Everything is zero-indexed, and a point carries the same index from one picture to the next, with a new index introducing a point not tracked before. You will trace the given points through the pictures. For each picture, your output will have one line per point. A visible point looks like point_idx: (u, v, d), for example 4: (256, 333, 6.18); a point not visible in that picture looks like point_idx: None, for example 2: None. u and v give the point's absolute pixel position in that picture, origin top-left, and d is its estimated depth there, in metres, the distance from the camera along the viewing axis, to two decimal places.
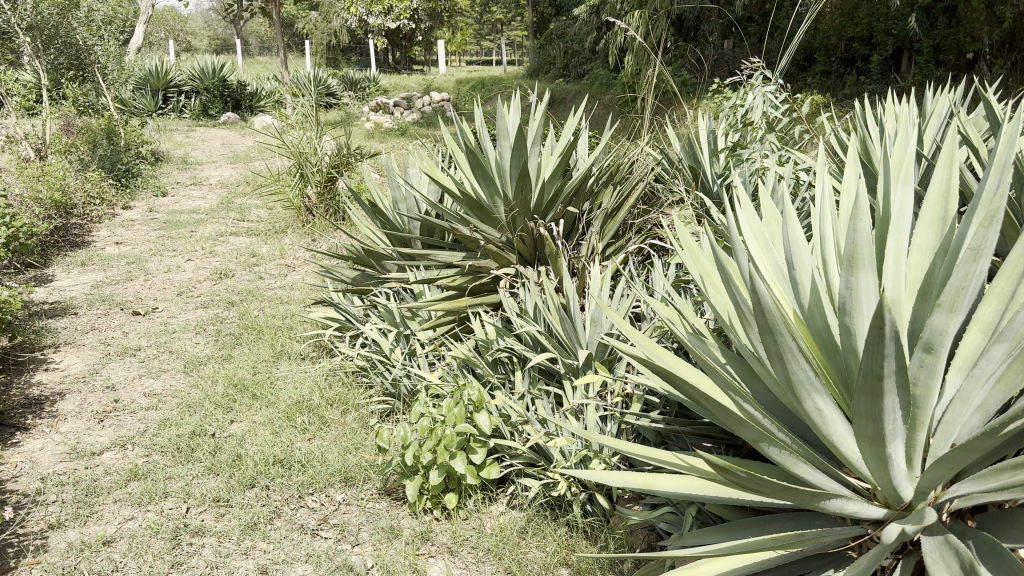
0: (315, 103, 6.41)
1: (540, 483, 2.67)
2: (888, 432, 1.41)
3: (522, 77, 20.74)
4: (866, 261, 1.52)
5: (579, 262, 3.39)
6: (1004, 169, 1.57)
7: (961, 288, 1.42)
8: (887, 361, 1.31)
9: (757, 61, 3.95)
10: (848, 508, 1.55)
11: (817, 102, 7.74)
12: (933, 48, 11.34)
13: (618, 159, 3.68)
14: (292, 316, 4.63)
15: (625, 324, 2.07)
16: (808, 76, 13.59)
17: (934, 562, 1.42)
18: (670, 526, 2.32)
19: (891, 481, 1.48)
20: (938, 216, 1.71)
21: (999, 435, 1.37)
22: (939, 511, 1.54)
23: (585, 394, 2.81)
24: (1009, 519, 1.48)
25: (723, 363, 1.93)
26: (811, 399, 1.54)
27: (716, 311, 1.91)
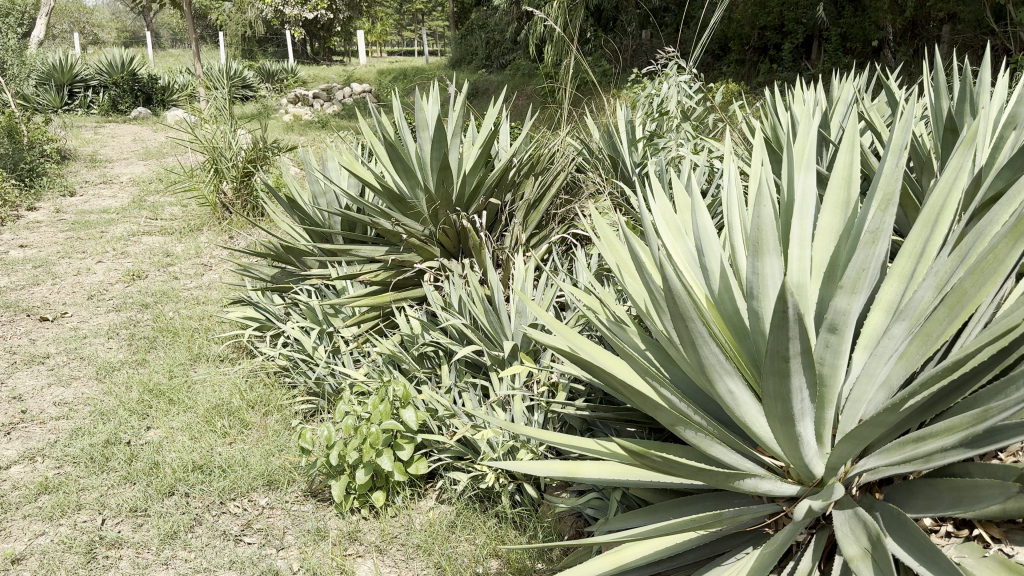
0: (228, 96, 6.25)
1: (468, 476, 2.65)
2: (796, 411, 1.45)
3: (443, 67, 20.66)
4: (770, 246, 1.56)
5: (503, 254, 3.39)
6: (900, 152, 1.63)
7: (862, 270, 1.46)
8: (792, 342, 1.34)
9: (672, 51, 4.00)
10: (762, 487, 1.57)
11: (730, 91, 7.94)
12: (841, 36, 11.77)
13: (539, 150, 3.67)
14: (210, 317, 4.50)
15: (546, 315, 2.08)
16: (724, 65, 13.93)
17: (844, 536, 1.47)
18: (597, 512, 2.35)
19: (802, 458, 1.52)
20: (841, 200, 1.77)
21: (902, 409, 1.42)
22: (848, 486, 1.59)
23: (511, 385, 2.79)
24: (914, 490, 1.53)
25: (642, 349, 1.95)
26: (722, 382, 1.57)
27: (633, 299, 1.93)
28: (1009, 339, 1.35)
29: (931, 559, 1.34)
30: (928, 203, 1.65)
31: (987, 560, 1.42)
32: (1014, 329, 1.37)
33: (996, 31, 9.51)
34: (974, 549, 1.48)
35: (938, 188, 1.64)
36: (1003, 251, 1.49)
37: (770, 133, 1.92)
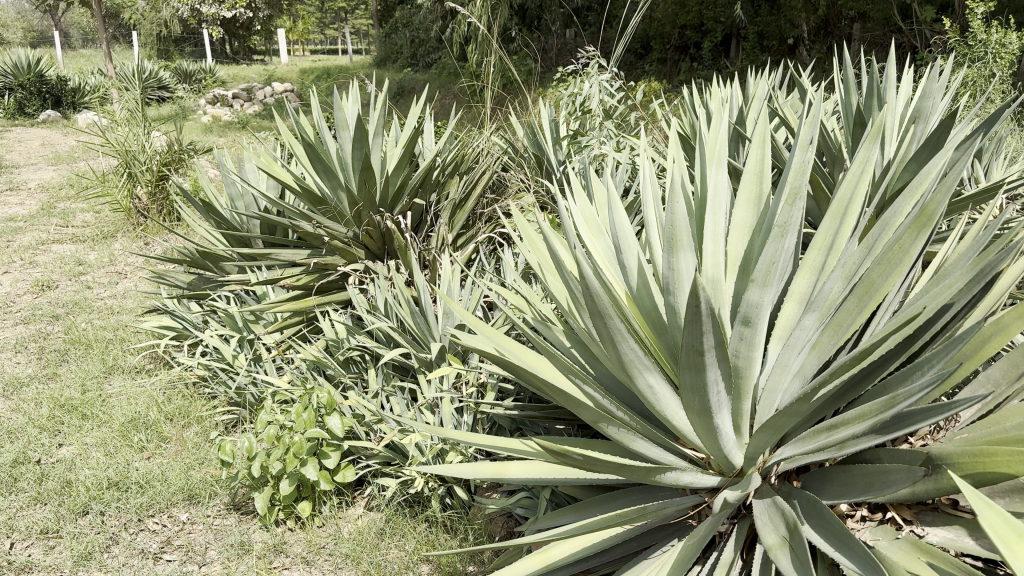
0: (141, 98, 6.03)
1: (397, 481, 2.58)
2: (713, 404, 1.46)
3: (367, 66, 20.44)
4: (685, 242, 1.58)
5: (429, 254, 3.33)
6: (808, 145, 1.66)
7: (773, 262, 1.47)
8: (706, 336, 1.35)
9: (592, 49, 3.98)
10: (683, 479, 1.58)
11: (650, 89, 8.07)
12: (758, 35, 12.13)
13: (464, 149, 3.63)
14: (125, 327, 4.34)
15: (469, 315, 2.05)
16: (646, 63, 14.16)
17: (763, 526, 1.48)
18: (527, 511, 2.32)
19: (721, 449, 1.54)
20: (753, 195, 1.80)
21: (815, 399, 1.44)
22: (767, 475, 1.61)
23: (440, 387, 2.70)
24: (829, 476, 1.56)
25: (566, 347, 1.95)
26: (642, 378, 1.57)
27: (554, 297, 1.93)
28: (914, 325, 1.38)
29: (845, 544, 1.35)
30: (836, 196, 1.69)
31: (900, 542, 1.45)
32: (918, 316, 1.40)
33: (903, 29, 10.04)
34: (888, 532, 1.52)
35: (846, 180, 1.68)
36: (907, 240, 1.53)
37: (683, 131, 1.94)
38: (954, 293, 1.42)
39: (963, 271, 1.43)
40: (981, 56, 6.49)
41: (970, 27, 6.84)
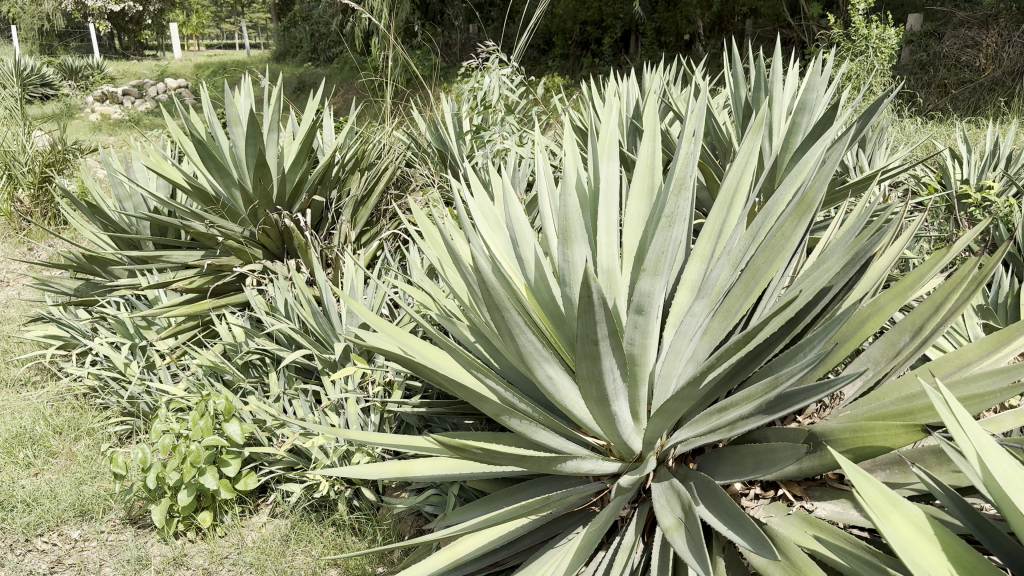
0: (20, 96, 5.71)
1: (301, 486, 2.50)
2: (610, 391, 1.48)
3: (266, 62, 19.94)
4: (579, 233, 1.58)
5: (331, 252, 3.23)
6: (695, 137, 1.70)
7: (662, 252, 1.50)
8: (599, 325, 1.36)
9: (492, 44, 3.93)
10: (584, 467, 1.58)
11: (550, 84, 8.17)
12: (655, 31, 12.51)
13: (364, 145, 3.57)
14: (8, 337, 4.10)
15: (366, 312, 1.99)
16: (549, 59, 14.34)
17: (660, 509, 1.49)
18: (436, 508, 2.27)
19: (620, 435, 1.56)
20: (646, 186, 1.83)
21: (707, 382, 1.47)
22: (665, 459, 1.64)
23: (345, 387, 2.57)
24: (722, 457, 1.59)
25: (470, 341, 1.93)
26: (542, 369, 1.55)
27: (454, 292, 1.91)
28: (795, 308, 1.43)
29: (736, 521, 1.36)
30: (723, 186, 1.76)
31: (791, 517, 1.50)
32: (799, 300, 1.45)
33: (792, 25, 10.54)
34: (780, 508, 1.56)
35: (731, 172, 1.74)
36: (787, 228, 1.59)
37: (576, 124, 1.95)
38: (831, 277, 1.48)
39: (839, 256, 1.50)
40: (861, 51, 6.88)
41: (851, 24, 7.17)
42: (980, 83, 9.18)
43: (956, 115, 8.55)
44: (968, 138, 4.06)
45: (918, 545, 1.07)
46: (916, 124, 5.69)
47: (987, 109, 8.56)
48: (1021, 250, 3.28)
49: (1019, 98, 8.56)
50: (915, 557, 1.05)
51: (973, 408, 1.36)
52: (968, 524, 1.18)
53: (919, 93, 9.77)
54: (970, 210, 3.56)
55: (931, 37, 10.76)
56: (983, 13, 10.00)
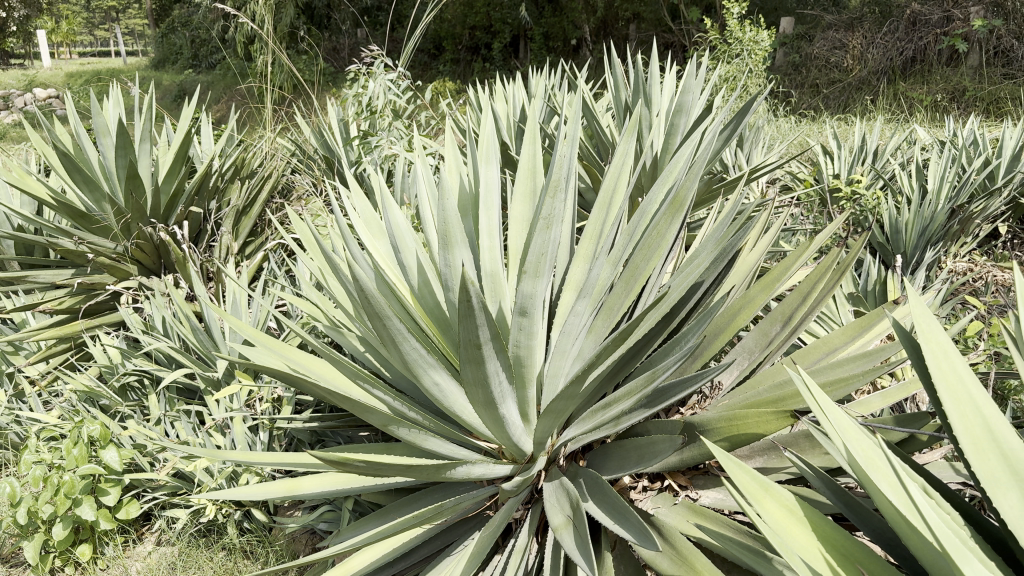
0: None
1: (187, 511, 2.38)
2: (497, 396, 1.38)
3: (145, 69, 19.20)
4: (460, 237, 1.45)
5: (213, 266, 3.10)
6: (573, 143, 1.70)
7: (542, 253, 1.45)
8: (481, 328, 1.24)
9: (376, 48, 3.86)
10: (475, 474, 1.46)
11: (439, 89, 8.20)
12: (544, 36, 12.99)
13: (245, 154, 3.45)
14: None
15: (238, 323, 1.80)
16: (440, 64, 14.39)
17: (549, 507, 1.47)
18: (331, 525, 2.19)
19: (510, 438, 1.51)
20: (529, 189, 1.84)
21: (588, 383, 1.47)
22: (556, 458, 1.62)
23: (230, 406, 2.46)
24: (609, 453, 1.59)
25: (360, 351, 1.85)
26: (428, 377, 1.39)
27: (339, 302, 1.84)
28: (670, 303, 1.46)
29: (622, 515, 1.36)
30: (602, 188, 1.79)
31: (678, 507, 1.53)
32: (673, 295, 1.48)
33: (674, 30, 10.91)
34: (667, 499, 1.58)
35: (608, 176, 1.79)
36: (662, 226, 1.63)
37: (452, 130, 1.91)
38: (702, 272, 1.53)
39: (710, 251, 1.55)
40: (738, 53, 7.19)
41: (727, 27, 7.48)
42: (848, 82, 9.80)
43: (825, 113, 9.08)
44: (837, 135, 4.29)
45: (788, 527, 1.09)
46: (789, 122, 5.98)
47: (855, 107, 9.13)
48: (888, 240, 3.47)
49: (882, 96, 9.18)
50: (785, 538, 1.07)
51: (838, 392, 1.42)
52: (838, 503, 1.22)
53: (792, 93, 10.33)
54: (842, 203, 3.75)
55: (802, 39, 11.36)
56: (848, 16, 10.63)
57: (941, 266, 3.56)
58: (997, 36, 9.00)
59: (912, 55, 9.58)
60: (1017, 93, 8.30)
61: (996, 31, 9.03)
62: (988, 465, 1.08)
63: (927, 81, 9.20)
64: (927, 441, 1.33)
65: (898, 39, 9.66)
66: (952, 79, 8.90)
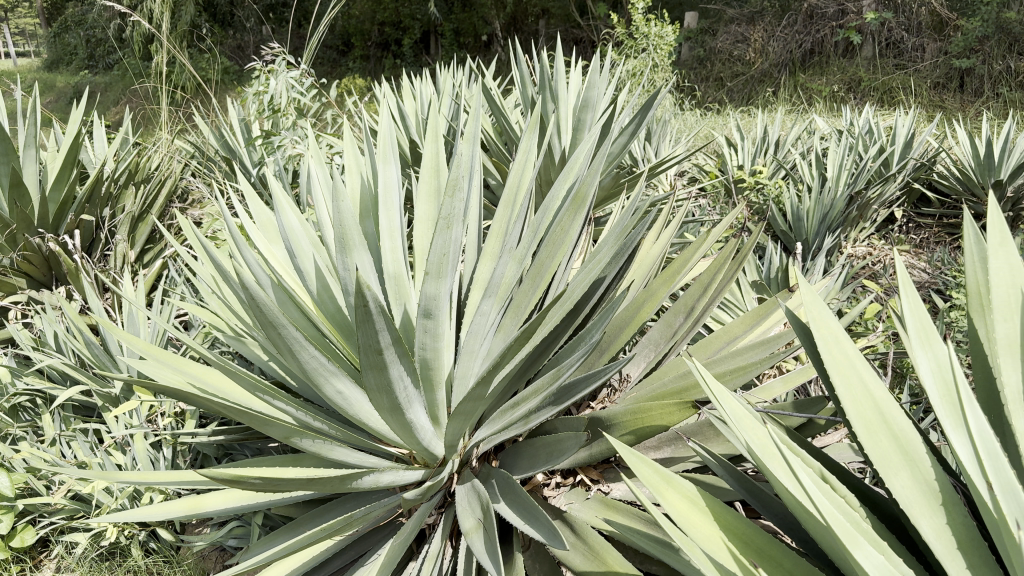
0: None
1: (87, 535, 2.26)
2: (403, 401, 1.30)
3: (38, 69, 18.32)
4: (358, 240, 1.35)
5: (108, 275, 2.96)
6: (474, 139, 1.67)
7: (445, 253, 1.37)
8: (382, 333, 1.16)
9: (277, 46, 3.75)
10: (383, 481, 1.42)
11: (346, 86, 8.12)
12: (454, 32, 13.09)
13: (140, 157, 3.31)
14: None
15: (126, 336, 1.68)
16: (350, 61, 14.22)
17: (460, 510, 1.42)
18: (240, 541, 2.11)
19: (420, 442, 1.42)
20: (433, 188, 1.79)
21: (497, 383, 1.44)
22: (468, 460, 1.57)
23: (130, 422, 2.35)
24: (520, 451, 1.56)
25: (264, 361, 1.77)
26: (330, 385, 1.31)
27: (238, 310, 1.75)
28: (574, 300, 1.45)
29: (532, 515, 1.32)
30: (507, 185, 1.76)
31: (589, 502, 1.52)
32: (577, 292, 1.47)
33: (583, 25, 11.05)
34: (579, 494, 1.57)
35: (512, 173, 1.77)
36: (565, 223, 1.63)
37: (350, 129, 1.85)
38: (603, 268, 1.52)
39: (609, 247, 1.56)
40: (644, 47, 7.35)
41: (633, 22, 7.61)
42: (751, 74, 10.14)
43: (730, 105, 9.36)
44: (740, 127, 4.40)
45: (691, 518, 1.09)
46: (696, 114, 6.13)
47: (757, 99, 9.43)
48: (791, 227, 3.58)
49: (783, 88, 9.53)
50: (688, 530, 1.06)
51: (738, 379, 1.44)
52: (741, 491, 1.23)
53: (698, 86, 10.62)
54: (746, 193, 3.84)
55: (706, 33, 11.64)
56: (748, 10, 10.95)
57: (841, 251, 3.69)
58: (888, 28, 9.43)
59: (810, 48, 9.94)
60: (907, 83, 8.73)
61: (888, 23, 9.45)
62: (879, 446, 1.10)
63: (825, 72, 9.58)
64: (824, 425, 1.36)
65: (797, 32, 10.00)
66: (848, 70, 9.31)
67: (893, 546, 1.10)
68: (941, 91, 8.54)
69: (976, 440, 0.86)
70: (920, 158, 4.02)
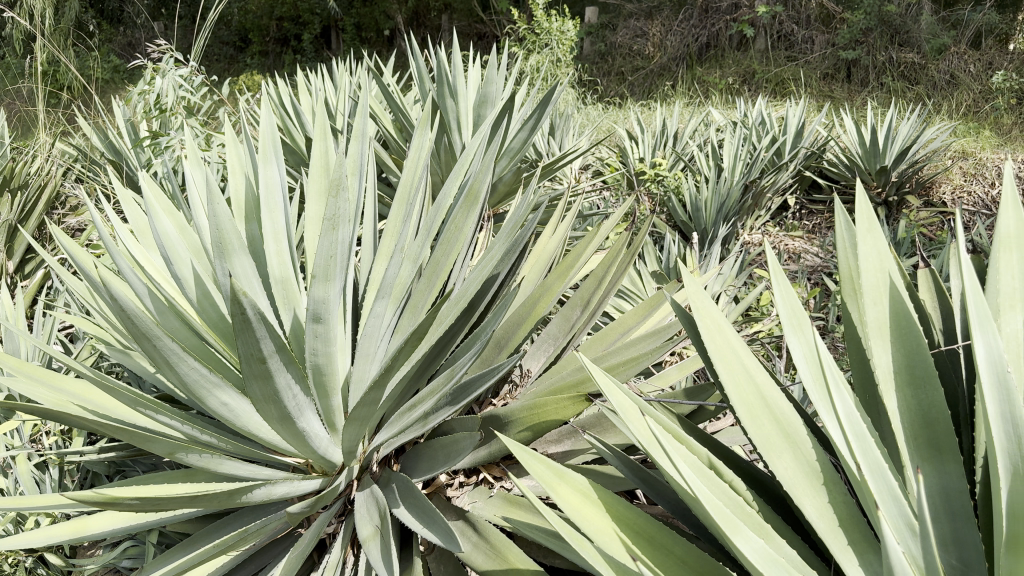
0: None
1: None
2: (292, 410, 1.26)
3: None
4: (238, 245, 1.30)
5: None
6: (363, 137, 1.62)
7: (331, 255, 1.31)
8: (264, 342, 1.12)
9: (164, 42, 3.61)
10: (275, 493, 1.36)
11: (240, 84, 7.93)
12: (355, 27, 13.30)
13: (16, 162, 3.13)
14: None
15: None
16: (248, 58, 13.91)
17: (358, 518, 1.38)
18: (135, 561, 2.02)
19: (315, 451, 1.37)
20: (323, 187, 1.74)
21: (393, 388, 1.40)
22: (367, 466, 1.53)
23: (11, 443, 2.21)
24: (420, 452, 1.53)
25: (149, 373, 1.68)
26: (214, 397, 1.26)
27: (117, 321, 1.67)
28: (465, 299, 1.44)
29: (430, 519, 1.28)
30: (400, 184, 1.72)
31: (493, 500, 1.50)
32: (470, 291, 1.45)
33: None
34: (482, 492, 1.55)
35: (406, 171, 1.74)
36: (459, 221, 1.62)
37: (230, 128, 1.77)
38: (496, 266, 1.51)
39: (502, 244, 1.55)
40: (546, 42, 7.41)
41: (533, 17, 7.67)
42: (650, 68, 10.36)
43: (631, 99, 9.57)
44: (640, 119, 4.48)
45: (584, 512, 1.08)
46: (598, 108, 6.22)
47: (657, 93, 9.66)
48: (691, 218, 3.67)
49: (681, 82, 9.79)
50: (581, 525, 1.05)
51: (630, 370, 1.45)
52: (635, 480, 1.25)
53: (600, 81, 10.78)
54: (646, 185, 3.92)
55: (607, 28, 11.83)
56: (647, 5, 11.16)
57: (738, 240, 3.81)
58: (779, 22, 9.77)
59: (706, 41, 10.23)
60: (797, 75, 9.09)
61: (778, 17, 9.79)
62: (763, 429, 1.12)
63: (721, 65, 9.88)
64: (713, 411, 1.39)
65: (693, 26, 10.26)
66: (742, 63, 9.63)
67: (779, 527, 1.12)
68: (830, 82, 8.93)
69: (843, 422, 0.89)
70: (810, 147, 4.19)
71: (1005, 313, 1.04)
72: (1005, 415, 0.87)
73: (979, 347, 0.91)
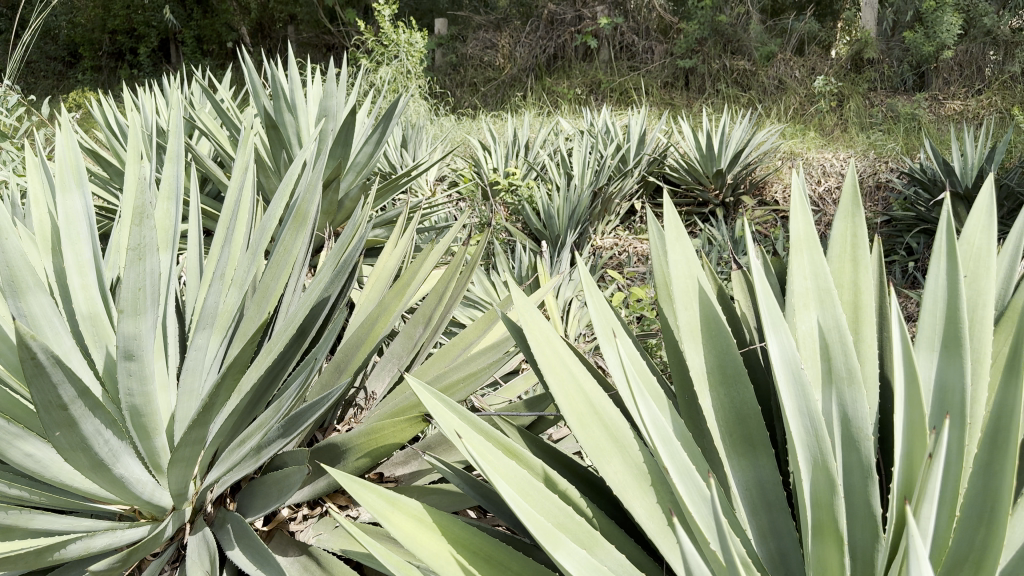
0: None
1: None
2: (106, 456, 1.18)
3: None
4: (33, 282, 1.19)
5: None
6: (178, 159, 1.54)
7: (140, 287, 1.21)
8: (62, 387, 1.04)
9: None
10: (95, 545, 1.26)
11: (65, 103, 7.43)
12: (195, 39, 12.79)
13: None
14: None
15: None
16: (79, 73, 13.07)
17: (190, 563, 1.30)
18: None
19: (138, 496, 1.28)
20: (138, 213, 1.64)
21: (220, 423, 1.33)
22: (202, 505, 1.44)
23: None
24: (258, 486, 1.46)
25: None
26: (13, 449, 1.15)
27: None
28: (292, 324, 1.39)
29: (267, 561, 1.23)
30: (224, 206, 1.65)
31: (339, 529, 1.46)
32: (297, 315, 1.41)
33: None
34: (328, 522, 1.50)
35: (229, 194, 1.66)
36: (288, 242, 1.56)
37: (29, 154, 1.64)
38: (325, 289, 1.47)
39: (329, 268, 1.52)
40: (395, 54, 7.39)
41: (380, 29, 7.62)
42: (501, 79, 10.50)
43: (484, 109, 9.67)
44: (491, 129, 4.53)
45: (419, 536, 1.05)
46: (449, 117, 6.25)
47: (509, 103, 9.81)
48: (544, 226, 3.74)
49: (531, 93, 9.99)
50: (416, 549, 1.02)
51: (468, 387, 1.44)
52: (476, 497, 1.24)
53: (452, 92, 10.86)
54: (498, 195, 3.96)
55: (456, 40, 11.91)
56: (494, 17, 11.30)
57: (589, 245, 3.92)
58: (621, 32, 10.15)
59: (553, 53, 10.51)
60: (639, 84, 9.46)
61: (619, 28, 10.19)
62: (593, 436, 1.14)
63: (569, 75, 10.15)
64: (553, 420, 1.41)
65: (540, 37, 10.51)
66: (589, 73, 9.92)
67: (613, 532, 1.14)
68: (670, 90, 9.37)
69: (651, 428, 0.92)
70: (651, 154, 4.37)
71: (800, 312, 1.12)
72: (802, 411, 0.93)
73: (774, 346, 0.97)
